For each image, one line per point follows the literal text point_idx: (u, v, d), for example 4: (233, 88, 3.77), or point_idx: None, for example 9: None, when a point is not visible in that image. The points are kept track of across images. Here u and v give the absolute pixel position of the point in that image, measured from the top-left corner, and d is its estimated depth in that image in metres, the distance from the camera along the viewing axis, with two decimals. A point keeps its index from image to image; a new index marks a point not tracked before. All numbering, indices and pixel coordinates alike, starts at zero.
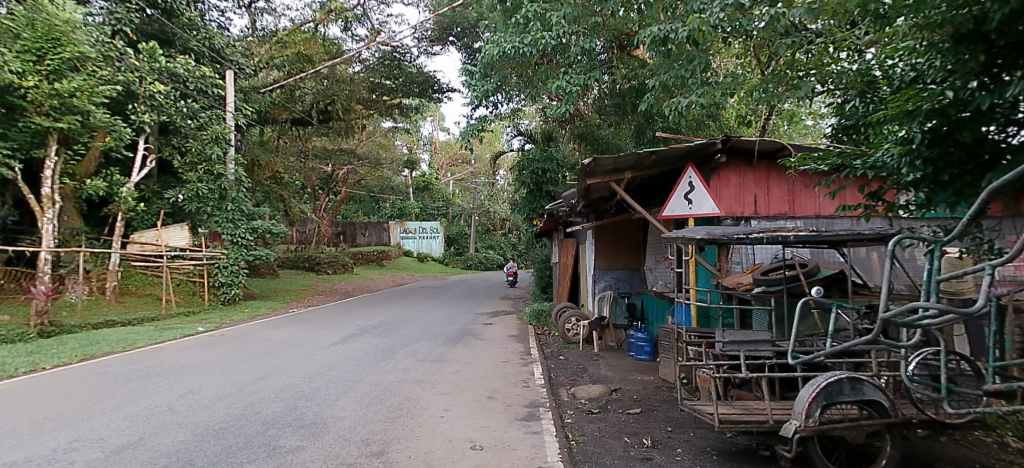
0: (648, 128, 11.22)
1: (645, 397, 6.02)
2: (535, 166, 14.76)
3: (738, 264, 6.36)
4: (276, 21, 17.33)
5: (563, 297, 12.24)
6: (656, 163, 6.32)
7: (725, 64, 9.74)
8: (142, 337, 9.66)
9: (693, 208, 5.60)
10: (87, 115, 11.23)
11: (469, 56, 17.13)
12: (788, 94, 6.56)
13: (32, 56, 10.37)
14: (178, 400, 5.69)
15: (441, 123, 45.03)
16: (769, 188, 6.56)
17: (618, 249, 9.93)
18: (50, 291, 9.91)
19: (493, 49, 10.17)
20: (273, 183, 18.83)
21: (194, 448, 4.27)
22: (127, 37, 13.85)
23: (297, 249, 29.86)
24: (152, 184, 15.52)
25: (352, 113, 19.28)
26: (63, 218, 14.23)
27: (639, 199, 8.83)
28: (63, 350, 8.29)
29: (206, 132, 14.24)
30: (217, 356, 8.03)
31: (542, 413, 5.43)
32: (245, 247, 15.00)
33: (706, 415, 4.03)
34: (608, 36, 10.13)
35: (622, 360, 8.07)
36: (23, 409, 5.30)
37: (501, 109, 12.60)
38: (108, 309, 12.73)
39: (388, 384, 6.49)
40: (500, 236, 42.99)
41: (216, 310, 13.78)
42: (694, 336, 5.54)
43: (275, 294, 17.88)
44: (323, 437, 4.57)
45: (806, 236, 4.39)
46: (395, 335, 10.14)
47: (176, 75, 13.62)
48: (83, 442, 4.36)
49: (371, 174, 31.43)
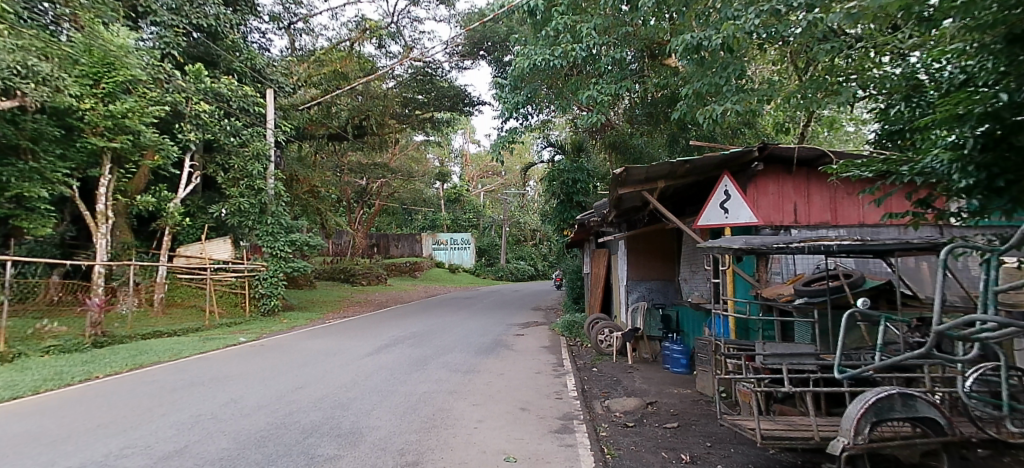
0: (682, 137, 11.12)
1: (683, 411, 5.89)
2: (565, 176, 14.76)
3: (778, 275, 6.21)
4: (314, 41, 17.90)
5: (595, 309, 12.11)
6: (690, 171, 6.22)
7: (761, 70, 9.56)
8: (188, 347, 9.98)
9: (729, 217, 5.48)
10: (138, 134, 11.77)
11: (500, 69, 17.32)
12: (827, 100, 6.39)
13: (89, 80, 10.87)
14: (221, 409, 5.85)
15: (472, 135, 45.47)
16: (809, 197, 6.40)
17: (652, 260, 9.81)
18: (103, 303, 10.36)
19: (523, 61, 10.30)
20: (311, 197, 19.26)
21: (236, 456, 4.37)
22: (176, 60, 14.51)
23: (333, 260, 30.48)
24: (197, 199, 16.28)
25: (386, 127, 19.65)
26: (115, 233, 14.92)
27: (673, 208, 8.71)
28: (115, 360, 8.65)
29: (248, 149, 14.72)
30: (258, 366, 8.24)
31: (576, 426, 5.37)
32: (284, 259, 15.37)
33: (748, 431, 3.91)
34: (640, 46, 10.00)
35: (658, 373, 7.92)
36: (77, 416, 5.54)
37: (531, 121, 12.65)
38: (156, 320, 13.21)
39: (422, 394, 6.53)
40: (530, 246, 42.84)
41: (256, 321, 14.13)
42: (733, 350, 5.44)
43: (311, 305, 18.25)
44: (359, 446, 4.62)
45: (850, 246, 4.20)
46: (428, 346, 10.19)
47: (221, 95, 14.13)
48: (132, 449, 4.51)
49: (404, 187, 31.86)
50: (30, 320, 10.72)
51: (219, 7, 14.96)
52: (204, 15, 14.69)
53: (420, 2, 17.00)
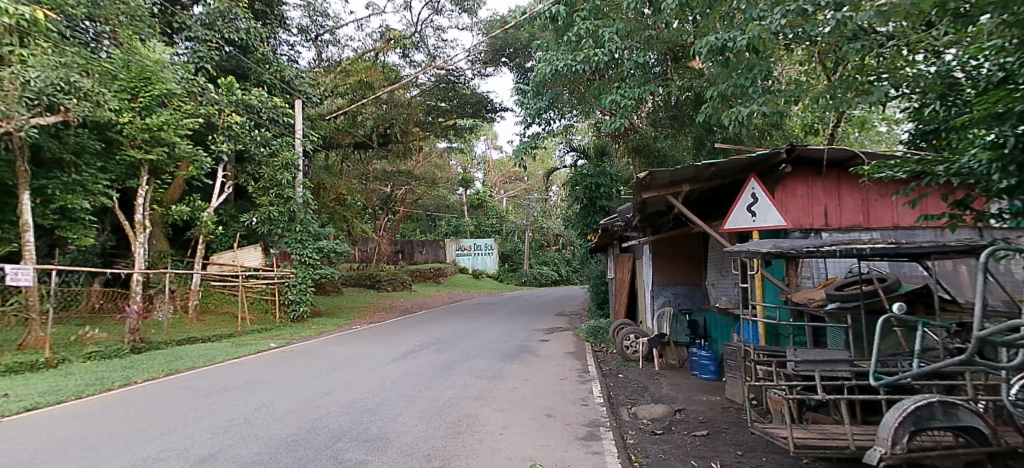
0: (707, 140, 10.97)
1: (712, 418, 5.80)
2: (588, 181, 14.74)
3: (809, 279, 6.07)
4: (340, 52, 18.29)
5: (620, 314, 11.99)
6: (715, 174, 6.16)
7: (789, 70, 9.38)
8: (221, 353, 10.23)
9: (757, 220, 5.41)
10: (173, 147, 12.08)
11: (522, 76, 17.42)
12: (858, 100, 6.25)
13: (127, 95, 11.26)
14: (254, 413, 5.97)
15: (494, 141, 45.70)
16: (840, 199, 6.26)
17: (677, 264, 9.71)
18: (141, 311, 10.71)
19: (545, 67, 10.35)
20: (337, 205, 19.54)
21: (268, 459, 4.46)
22: (208, 73, 14.97)
23: (359, 267, 30.83)
24: (229, 208, 16.74)
25: (410, 135, 19.85)
26: (153, 242, 15.43)
27: (699, 212, 8.62)
28: (153, 365, 8.92)
29: (277, 158, 15.00)
30: (288, 371, 8.40)
31: (603, 433, 5.34)
32: (312, 266, 15.59)
33: (780, 440, 3.85)
34: (663, 49, 9.93)
35: (686, 379, 7.82)
36: (117, 420, 5.72)
37: (554, 126, 12.67)
38: (190, 326, 13.60)
39: (448, 400, 6.56)
40: (554, 251, 42.63)
41: (286, 327, 14.41)
42: (764, 356, 5.36)
43: (338, 311, 18.48)
44: (387, 451, 4.68)
45: (883, 248, 4.06)
46: (453, 352, 10.24)
47: (251, 106, 14.47)
48: (169, 453, 4.64)
49: (428, 193, 32.09)
50: (73, 327, 11.14)
51: (250, 21, 15.38)
52: (236, 30, 15.14)
53: (443, 11, 17.21)
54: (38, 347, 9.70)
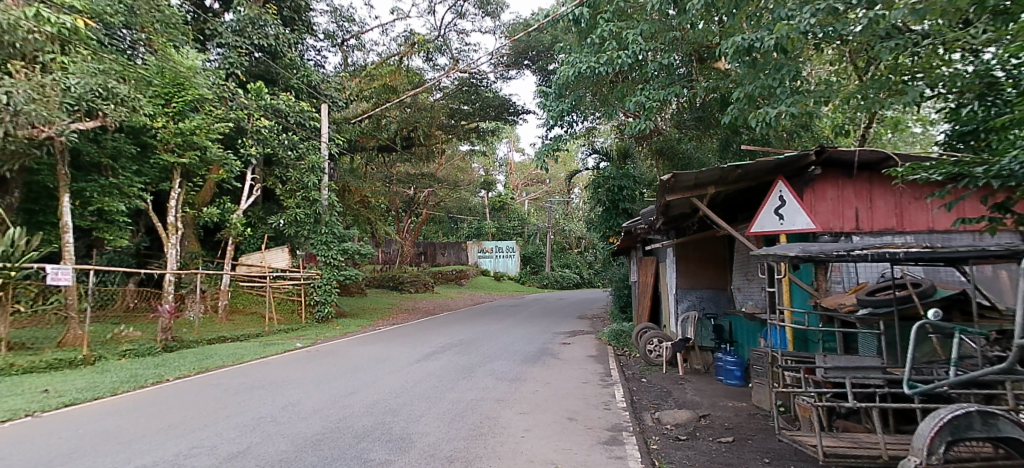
0: (734, 141, 10.80)
1: (738, 425, 5.70)
2: (611, 183, 14.65)
3: (839, 284, 5.94)
4: (365, 56, 18.57)
5: (644, 318, 11.88)
6: (741, 177, 6.07)
7: (818, 70, 9.19)
8: (249, 352, 10.45)
9: (785, 223, 5.32)
10: (205, 150, 12.32)
11: (544, 78, 17.43)
12: (891, 100, 6.09)
13: (161, 100, 11.59)
14: (281, 412, 6.08)
15: (516, 144, 45.78)
16: (872, 202, 6.11)
17: (702, 267, 9.59)
18: (174, 310, 11.02)
19: (568, 70, 10.34)
20: (362, 207, 19.78)
21: (294, 457, 4.53)
22: (239, 79, 15.34)
23: (382, 268, 31.17)
24: (257, 210, 17.12)
25: (433, 138, 20.00)
26: (185, 243, 15.87)
27: (724, 215, 8.50)
28: (184, 363, 9.16)
29: (304, 162, 15.24)
30: (314, 371, 8.53)
31: (626, 437, 5.29)
32: (337, 268, 15.81)
33: (809, 448, 3.78)
34: (688, 50, 9.82)
35: (711, 385, 7.70)
36: (150, 417, 5.88)
37: (576, 128, 12.64)
38: (220, 325, 13.92)
39: (469, 402, 6.58)
40: (576, 254, 42.45)
41: (311, 327, 14.65)
42: (792, 362, 5.26)
43: (362, 312, 18.71)
44: (409, 451, 4.71)
45: (918, 253, 3.91)
46: (475, 354, 10.28)
47: (279, 110, 14.75)
48: (200, 449, 4.75)
49: (451, 196, 32.26)
50: (110, 325, 11.50)
51: (278, 27, 15.73)
52: (266, 35, 15.48)
53: (466, 15, 17.33)
54: (76, 344, 10.04)
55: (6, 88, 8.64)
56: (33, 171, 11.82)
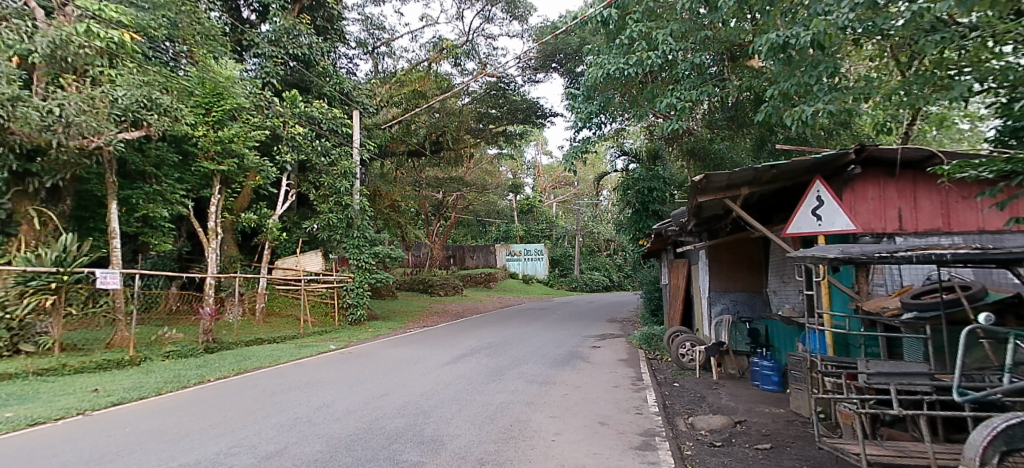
0: (769, 140, 10.53)
1: (775, 431, 5.56)
2: (640, 185, 14.48)
3: (881, 287, 5.69)
4: (395, 63, 18.86)
5: (675, 322, 11.70)
6: (776, 178, 5.93)
7: (857, 66, 8.89)
8: (286, 354, 10.71)
9: (823, 225, 5.16)
10: (242, 158, 12.62)
11: (572, 81, 17.38)
12: (936, 96, 5.85)
13: (202, 110, 11.99)
14: (316, 413, 6.19)
15: (545, 146, 45.72)
16: (916, 201, 5.89)
17: (736, 270, 9.39)
18: (214, 313, 11.39)
19: (596, 71, 10.25)
20: (392, 211, 20.07)
21: (329, 458, 4.61)
22: (274, 87, 15.77)
23: (413, 271, 31.55)
24: (292, 215, 17.56)
25: (462, 142, 20.12)
26: (224, 248, 16.39)
27: (759, 216, 8.31)
28: (224, 364, 9.43)
29: (336, 167, 15.52)
30: (348, 373, 8.66)
31: (659, 442, 5.22)
32: (368, 271, 16.10)
33: (851, 456, 3.67)
34: (720, 49, 9.66)
35: (747, 390, 7.52)
36: (193, 416, 6.07)
37: (605, 129, 12.55)
38: (257, 328, 14.31)
39: (500, 405, 6.59)
40: (605, 256, 42.14)
41: (344, 329, 14.91)
42: (832, 367, 5.11)
43: (393, 315, 18.94)
44: (441, 453, 4.74)
45: (967, 255, 3.70)
46: (505, 357, 10.30)
47: (313, 118, 15.08)
48: (239, 448, 4.87)
49: (479, 199, 32.41)
50: (154, 327, 11.94)
51: (312, 37, 16.13)
52: (300, 45, 15.87)
53: (494, 19, 17.42)
54: (123, 346, 10.45)
55: (59, 101, 9.10)
56: (82, 180, 12.36)
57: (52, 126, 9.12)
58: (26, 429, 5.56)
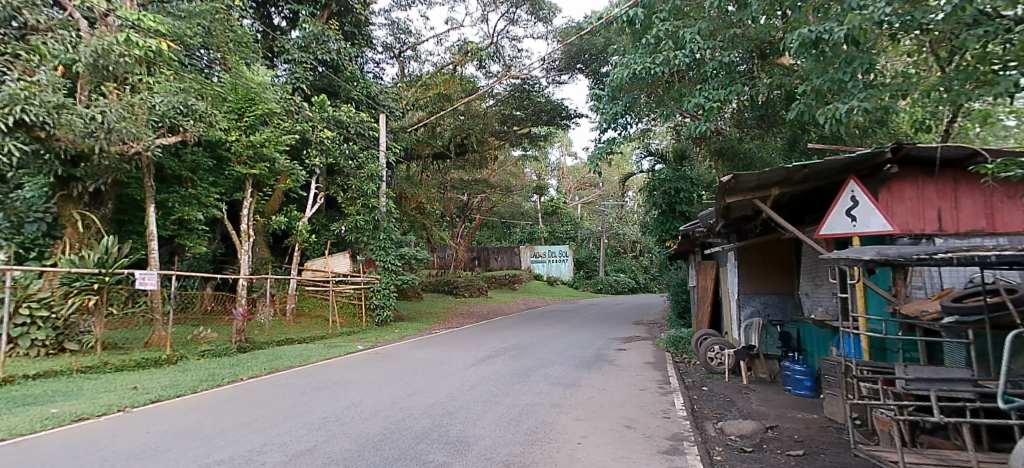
0: (801, 139, 10.29)
1: (809, 438, 5.42)
2: (667, 186, 14.30)
3: (920, 290, 5.50)
4: (421, 67, 19.06)
5: (704, 324, 11.52)
6: (809, 177, 5.79)
7: (894, 63, 8.64)
8: (315, 353, 10.90)
9: (858, 225, 5.03)
10: (274, 162, 12.89)
11: (597, 82, 17.30)
12: (979, 92, 5.66)
13: (235, 115, 12.32)
14: (345, 412, 6.28)
15: (569, 148, 45.58)
16: (957, 201, 5.69)
17: (766, 273, 9.21)
18: (247, 313, 11.67)
19: (622, 71, 10.15)
20: (418, 213, 20.28)
21: (357, 456, 4.68)
22: (304, 92, 16.09)
23: (438, 273, 31.82)
24: (321, 218, 17.90)
25: (487, 144, 20.16)
26: (255, 250, 16.80)
27: (790, 217, 8.12)
28: (256, 363, 9.66)
29: (363, 170, 15.73)
30: (375, 373, 8.77)
31: (687, 447, 5.14)
32: (394, 273, 16.31)
33: (890, 464, 3.56)
34: (749, 47, 9.51)
35: (778, 395, 7.35)
36: (226, 414, 6.22)
37: (630, 130, 12.44)
38: (288, 328, 14.64)
39: (525, 407, 6.58)
40: (630, 258, 41.81)
41: (371, 330, 15.11)
42: (868, 372, 4.95)
43: (419, 316, 19.10)
44: (467, 454, 4.76)
45: (1013, 256, 3.54)
46: (529, 358, 10.31)
47: (341, 122, 15.31)
48: (271, 446, 4.97)
49: (504, 201, 32.47)
50: (189, 327, 12.31)
51: (340, 42, 16.40)
52: (328, 50, 16.16)
53: (519, 21, 17.46)
54: (162, 344, 10.83)
55: (101, 108, 9.43)
56: (122, 185, 12.81)
57: (94, 132, 9.43)
58: (70, 424, 5.78)
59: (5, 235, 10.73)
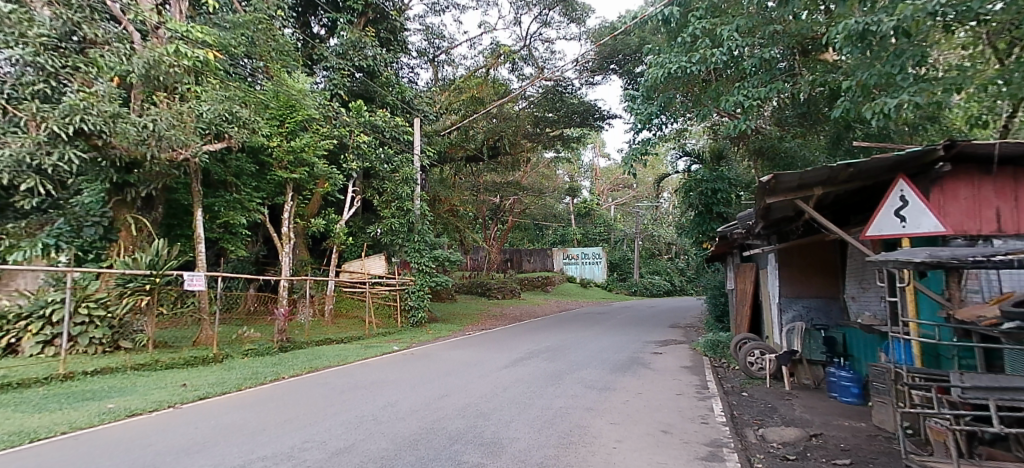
0: (846, 137, 9.92)
1: (856, 446, 5.22)
2: (704, 186, 14.00)
3: (977, 293, 5.26)
4: (454, 71, 19.26)
5: (743, 328, 11.23)
6: (855, 176, 5.57)
7: (947, 56, 8.26)
8: (352, 353, 11.11)
9: (907, 226, 4.82)
10: (313, 166, 13.18)
11: (632, 82, 17.12)
12: None
13: (277, 121, 12.81)
14: (381, 412, 6.38)
15: (602, 149, 45.21)
16: (1018, 200, 5.40)
17: (809, 275, 8.91)
18: (287, 314, 12.01)
19: (656, 71, 10.01)
20: (451, 216, 20.52)
21: (394, 455, 4.74)
22: (341, 98, 16.46)
23: (470, 275, 32.05)
24: (357, 221, 18.26)
25: (519, 147, 20.22)
26: (295, 252, 17.26)
27: (834, 217, 7.85)
28: (296, 362, 9.92)
29: (398, 174, 15.98)
30: (410, 374, 8.88)
31: (726, 454, 5.02)
32: (429, 274, 16.53)
33: None
34: (790, 43, 9.23)
35: (823, 402, 7.11)
36: (268, 412, 6.39)
37: (665, 130, 12.26)
38: (326, 328, 15.01)
39: (559, 409, 6.55)
40: (665, 260, 41.17)
41: (406, 331, 15.29)
42: (920, 380, 4.73)
43: (453, 317, 19.22)
44: (502, 456, 4.76)
45: None
46: (564, 361, 10.26)
47: (377, 126, 15.54)
48: (311, 443, 5.09)
49: (536, 203, 32.46)
50: (233, 327, 12.76)
51: (376, 48, 16.67)
52: (365, 56, 16.47)
53: (552, 23, 17.43)
54: (209, 344, 11.17)
55: (152, 117, 9.88)
56: (171, 190, 13.35)
57: (146, 140, 9.85)
58: (125, 419, 6.06)
59: (65, 238, 11.54)
